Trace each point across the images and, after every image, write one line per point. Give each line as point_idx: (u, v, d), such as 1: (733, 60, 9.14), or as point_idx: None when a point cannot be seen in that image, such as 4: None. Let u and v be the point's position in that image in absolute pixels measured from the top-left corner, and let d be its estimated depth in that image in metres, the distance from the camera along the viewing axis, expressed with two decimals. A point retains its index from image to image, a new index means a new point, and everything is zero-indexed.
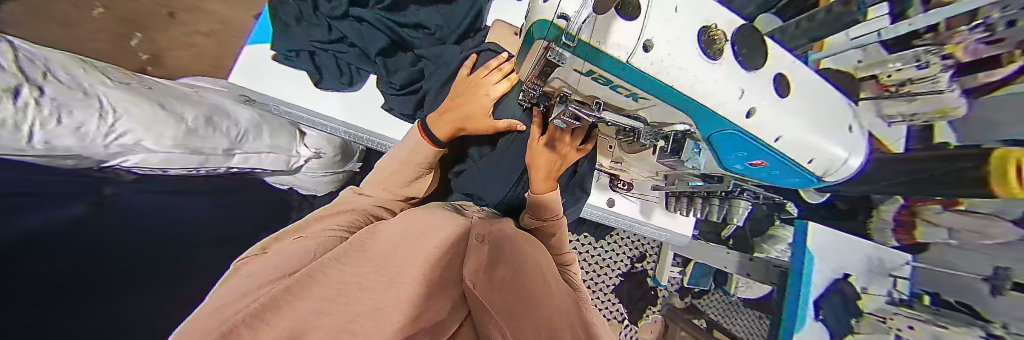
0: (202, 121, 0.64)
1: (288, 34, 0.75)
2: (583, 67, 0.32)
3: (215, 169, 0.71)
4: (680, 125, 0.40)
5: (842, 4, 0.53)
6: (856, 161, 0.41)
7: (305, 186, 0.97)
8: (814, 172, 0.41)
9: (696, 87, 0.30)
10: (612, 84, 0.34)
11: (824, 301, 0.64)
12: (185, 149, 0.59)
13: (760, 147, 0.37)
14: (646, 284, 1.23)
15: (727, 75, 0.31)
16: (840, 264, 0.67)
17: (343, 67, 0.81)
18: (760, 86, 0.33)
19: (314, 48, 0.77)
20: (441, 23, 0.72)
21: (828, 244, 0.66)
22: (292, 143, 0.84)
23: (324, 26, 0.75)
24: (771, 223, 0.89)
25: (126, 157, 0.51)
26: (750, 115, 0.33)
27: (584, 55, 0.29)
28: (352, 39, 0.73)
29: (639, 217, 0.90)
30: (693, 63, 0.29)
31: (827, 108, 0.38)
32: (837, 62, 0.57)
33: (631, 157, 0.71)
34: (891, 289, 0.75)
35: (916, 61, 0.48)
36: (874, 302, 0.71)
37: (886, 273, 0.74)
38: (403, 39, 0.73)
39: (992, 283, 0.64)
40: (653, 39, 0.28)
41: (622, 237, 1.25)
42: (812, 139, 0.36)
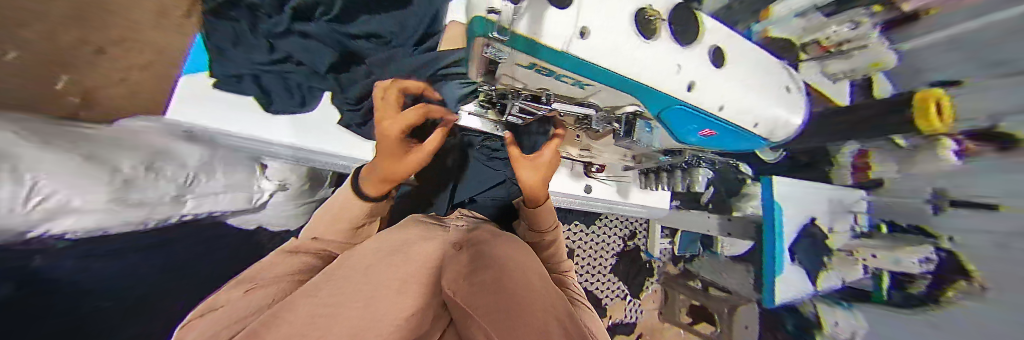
0: (144, 167, 0.49)
1: (223, 58, 0.64)
2: (525, 61, 0.33)
3: (163, 221, 0.55)
4: (630, 107, 0.44)
5: None
6: (797, 119, 0.45)
7: (279, 221, 0.80)
8: (759, 134, 0.45)
9: (637, 68, 0.32)
10: (557, 75, 0.35)
11: (798, 246, 0.70)
12: (126, 203, 0.45)
13: (708, 118, 0.40)
14: (640, 258, 1.29)
15: (666, 51, 0.34)
16: (806, 210, 0.72)
17: (292, 89, 0.73)
18: (694, 61, 0.36)
19: (257, 71, 0.67)
20: (395, 28, 0.61)
21: (791, 193, 0.71)
22: (250, 178, 0.72)
23: (262, 45, 0.63)
24: (743, 183, 1.00)
25: (58, 220, 0.37)
26: (691, 89, 0.36)
27: (523, 49, 0.29)
28: (298, 55, 0.64)
29: (616, 198, 0.92)
30: (631, 47, 0.31)
31: (760, 71, 0.42)
32: (783, 31, 0.75)
33: (599, 143, 0.70)
34: (853, 225, 0.83)
35: (850, 21, 0.67)
36: (840, 240, 0.78)
37: (847, 211, 0.82)
38: (357, 51, 0.65)
39: (934, 203, 0.88)
40: (588, 26, 0.29)
41: (612, 218, 1.27)
42: (746, 104, 0.41)
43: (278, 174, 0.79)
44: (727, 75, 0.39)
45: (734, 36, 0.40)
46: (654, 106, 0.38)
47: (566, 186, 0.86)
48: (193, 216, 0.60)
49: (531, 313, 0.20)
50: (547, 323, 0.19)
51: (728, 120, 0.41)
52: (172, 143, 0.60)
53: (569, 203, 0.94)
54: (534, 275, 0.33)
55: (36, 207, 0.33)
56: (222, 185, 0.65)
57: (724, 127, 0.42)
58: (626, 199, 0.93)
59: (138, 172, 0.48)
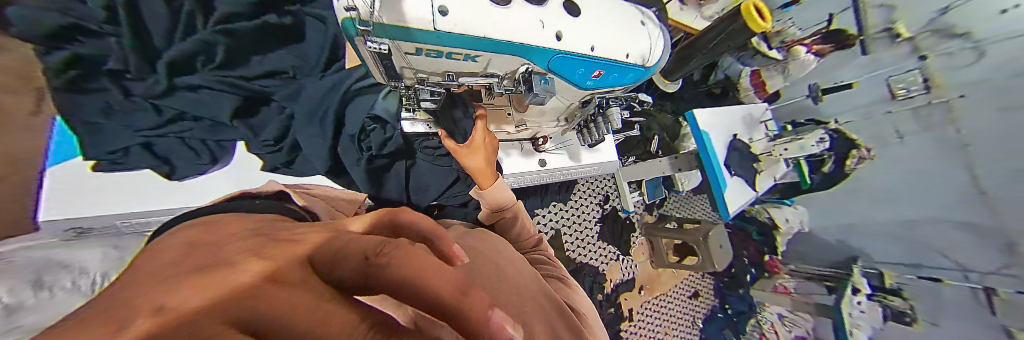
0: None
1: (101, 134, 0.58)
2: (409, 48, 0.37)
3: None
4: (522, 67, 0.44)
5: None
6: (660, 45, 0.51)
7: None
8: (639, 64, 0.50)
9: (500, 30, 0.37)
10: (443, 54, 0.39)
11: (730, 160, 0.82)
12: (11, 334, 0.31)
13: (586, 58, 0.45)
14: (620, 217, 1.37)
15: (521, 12, 0.38)
16: (728, 129, 0.86)
17: (195, 145, 0.67)
18: (554, 12, 0.40)
19: (145, 139, 0.61)
20: (296, 63, 0.65)
21: (710, 118, 0.83)
22: None
23: (145, 110, 0.59)
24: (680, 124, 1.20)
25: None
26: (559, 37, 0.41)
27: (397, 35, 0.35)
28: (192, 111, 0.60)
29: (570, 163, 0.94)
30: (483, 14, 0.36)
31: (617, 10, 0.47)
32: None
33: (533, 115, 0.69)
34: (766, 131, 1.00)
35: None
36: (759, 146, 0.93)
37: (759, 121, 0.99)
38: (257, 92, 0.64)
39: (812, 95, 1.23)
40: (444, 5, 0.34)
41: (585, 189, 1.33)
42: (611, 38, 0.45)
43: None
44: (587, 19, 0.43)
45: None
46: (537, 59, 0.42)
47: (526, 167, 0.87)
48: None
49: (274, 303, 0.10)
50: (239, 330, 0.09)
51: (605, 56, 0.46)
52: (61, 250, 0.47)
53: (530, 184, 0.93)
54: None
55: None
56: None
57: (606, 64, 0.47)
58: (580, 162, 0.96)
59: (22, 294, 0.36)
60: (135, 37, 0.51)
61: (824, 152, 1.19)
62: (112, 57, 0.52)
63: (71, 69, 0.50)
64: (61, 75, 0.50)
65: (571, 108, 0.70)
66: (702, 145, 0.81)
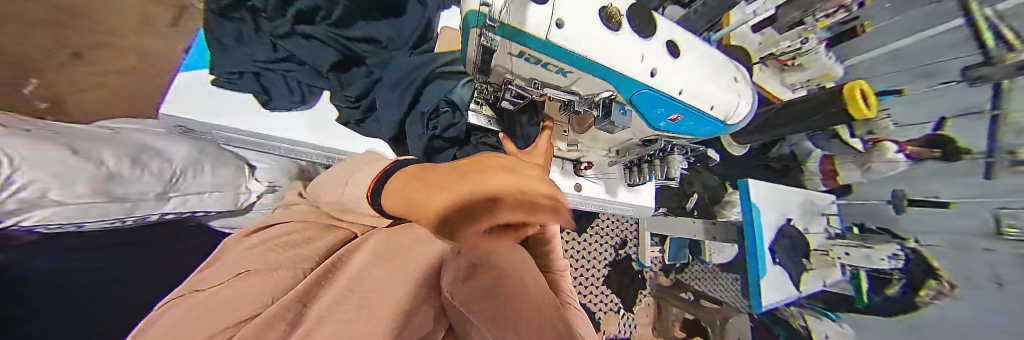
0: (128, 161, 0.43)
1: (226, 52, 0.70)
2: (513, 49, 0.37)
3: (145, 218, 0.48)
4: (605, 93, 0.44)
5: None
6: (745, 106, 0.49)
7: None
8: (718, 118, 0.48)
9: (607, 55, 0.37)
10: (541, 62, 0.39)
11: (777, 246, 0.73)
12: (107, 198, 0.40)
13: (670, 100, 0.43)
14: (632, 268, 1.27)
15: (628, 42, 0.38)
16: (782, 211, 0.77)
17: (292, 85, 0.73)
18: (656, 50, 0.40)
19: (258, 69, 0.71)
20: (390, 35, 0.77)
21: (765, 194, 0.76)
22: (239, 177, 0.62)
23: (268, 45, 0.74)
24: (725, 189, 1.12)
25: (30, 213, 0.33)
26: (654, 74, 0.40)
27: (511, 35, 0.34)
28: (301, 55, 0.73)
29: (606, 197, 0.88)
30: (596, 34, 0.36)
31: (713, 61, 0.46)
32: (741, 41, 0.86)
33: (586, 137, 0.70)
34: (828, 226, 0.88)
35: (800, 37, 0.80)
36: (816, 240, 0.83)
37: (820, 212, 0.88)
38: (353, 51, 0.76)
39: (894, 204, 1.05)
40: (563, 17, 0.34)
41: (603, 226, 1.28)
42: (701, 87, 0.44)
43: (267, 175, 0.68)
44: (685, 63, 0.42)
45: (682, 32, 0.44)
46: (625, 89, 0.42)
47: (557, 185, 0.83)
48: (172, 216, 0.53)
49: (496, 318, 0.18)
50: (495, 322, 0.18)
51: (689, 103, 0.44)
52: (158, 137, 0.55)
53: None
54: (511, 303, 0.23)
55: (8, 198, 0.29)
56: (209, 183, 0.56)
57: (686, 111, 0.45)
58: (615, 198, 0.90)
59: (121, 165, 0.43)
60: None
61: (894, 271, 1.00)
62: None
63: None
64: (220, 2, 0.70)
65: (625, 142, 0.68)
66: (749, 220, 0.74)
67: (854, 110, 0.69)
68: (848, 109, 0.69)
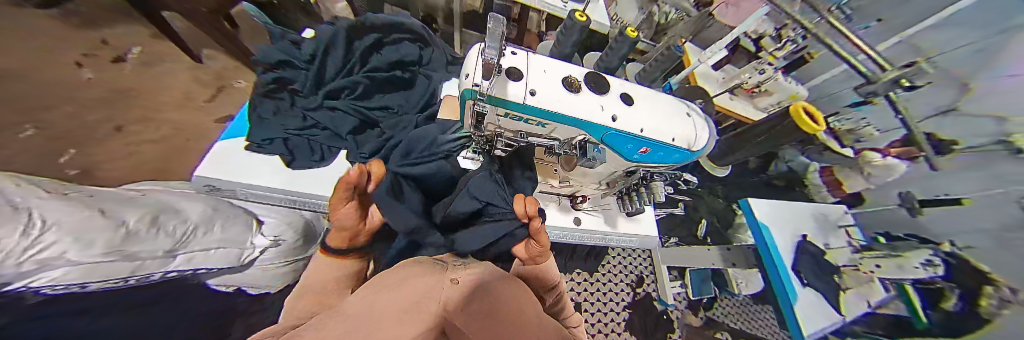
0: (148, 221, 0.46)
1: (264, 124, 0.77)
2: (500, 111, 0.45)
3: (147, 278, 0.48)
4: (579, 137, 0.49)
5: (665, 48, 0.82)
6: (706, 134, 0.52)
7: (255, 283, 0.72)
8: (684, 148, 0.51)
9: (572, 109, 0.44)
10: (523, 119, 0.46)
11: (801, 264, 0.68)
12: (119, 256, 0.41)
13: (634, 137, 0.48)
14: (655, 308, 1.15)
15: (588, 99, 0.46)
16: (794, 227, 0.75)
17: (315, 147, 0.81)
18: (614, 101, 0.47)
19: (288, 135, 0.79)
20: (402, 103, 0.93)
21: (771, 211, 0.75)
22: (247, 232, 0.62)
23: (298, 117, 0.84)
24: (733, 211, 1.09)
25: (41, 274, 0.33)
26: (615, 119, 0.46)
27: (495, 103, 0.42)
28: (325, 123, 0.84)
29: (606, 228, 0.87)
30: (560, 96, 0.44)
31: (665, 103, 0.52)
32: (705, 78, 1.01)
33: (575, 174, 0.73)
34: (849, 239, 0.83)
35: (756, 70, 0.92)
36: (841, 254, 0.77)
37: (836, 225, 0.84)
38: (369, 117, 0.88)
39: (906, 206, 1.01)
40: (534, 88, 0.43)
41: (614, 262, 1.22)
42: (660, 124, 0.49)
43: (273, 229, 0.68)
44: (640, 108, 0.49)
45: (636, 85, 0.53)
46: (594, 133, 0.47)
47: (557, 220, 0.83)
48: (175, 274, 0.52)
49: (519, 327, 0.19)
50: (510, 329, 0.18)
51: (654, 138, 0.48)
52: (179, 199, 0.58)
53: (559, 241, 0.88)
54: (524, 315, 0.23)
55: (24, 257, 0.31)
56: (217, 240, 0.56)
57: (654, 145, 0.49)
58: (616, 229, 0.88)
59: (142, 224, 0.45)
60: (317, 74, 0.87)
61: (937, 281, 0.88)
62: (297, 81, 0.87)
63: (270, 84, 0.84)
64: (266, 87, 0.83)
65: (612, 173, 0.70)
66: (761, 238, 0.72)
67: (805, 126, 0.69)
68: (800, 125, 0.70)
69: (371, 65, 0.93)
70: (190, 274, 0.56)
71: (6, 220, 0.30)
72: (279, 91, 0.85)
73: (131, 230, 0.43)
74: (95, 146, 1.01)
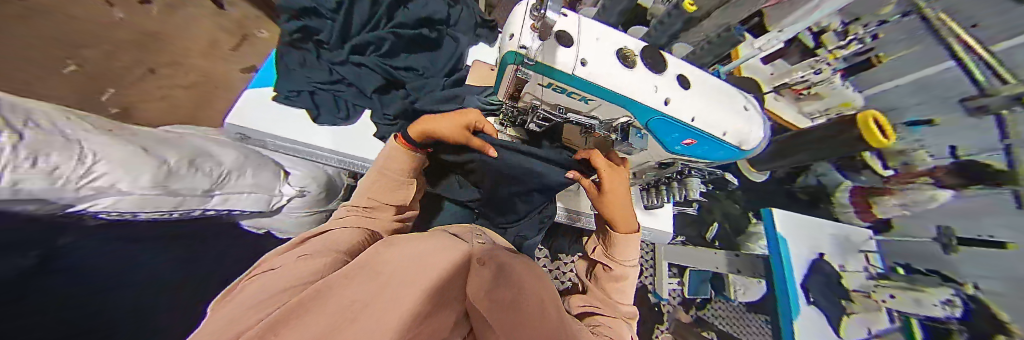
0: (186, 162, 0.49)
1: (289, 75, 0.77)
2: (544, 81, 0.41)
3: (189, 213, 0.54)
4: (623, 120, 0.45)
5: (726, 30, 0.75)
6: (757, 131, 0.49)
7: (283, 230, 0.78)
8: (731, 143, 0.48)
9: (627, 85, 0.40)
10: (568, 92, 0.42)
11: (810, 282, 0.67)
12: (162, 192, 0.44)
13: (683, 127, 0.45)
14: (648, 300, 1.19)
15: (642, 77, 0.42)
16: (812, 245, 0.72)
17: (341, 104, 0.80)
18: (668, 82, 0.44)
19: (314, 88, 0.79)
20: (428, 65, 0.89)
21: (793, 225, 0.72)
22: (276, 180, 0.65)
23: (324, 70, 0.83)
24: (749, 219, 1.08)
25: (97, 200, 0.38)
26: (667, 103, 0.43)
27: (542, 71, 0.39)
28: (351, 79, 0.83)
29: None
30: (611, 71, 0.40)
31: (720, 93, 0.48)
32: (752, 71, 0.90)
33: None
34: (866, 264, 0.80)
35: (813, 68, 0.81)
36: (855, 279, 0.74)
37: (857, 248, 0.81)
38: (394, 77, 0.85)
39: (942, 241, 0.94)
40: (586, 58, 0.39)
41: None
42: (711, 114, 0.46)
43: (299, 180, 0.69)
44: (693, 94, 0.45)
45: (691, 67, 0.48)
46: (641, 115, 0.44)
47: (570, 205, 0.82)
48: (213, 212, 0.57)
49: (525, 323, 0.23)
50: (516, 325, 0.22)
51: (704, 129, 0.45)
52: (213, 144, 0.62)
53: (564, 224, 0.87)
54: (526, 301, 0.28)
55: (81, 184, 0.35)
56: (250, 185, 0.60)
57: (702, 136, 0.46)
58: (630, 221, 0.86)
59: (180, 164, 0.48)
60: (342, 29, 0.87)
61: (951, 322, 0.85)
62: (324, 32, 0.86)
63: (295, 33, 0.83)
64: (292, 36, 0.82)
65: (639, 164, 0.67)
66: (776, 252, 0.69)
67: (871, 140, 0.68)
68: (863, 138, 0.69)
69: (398, 21, 0.90)
70: (225, 214, 0.61)
71: (61, 148, 0.33)
72: (303, 43, 0.85)
73: (172, 169, 0.46)
74: (132, 87, 1.07)
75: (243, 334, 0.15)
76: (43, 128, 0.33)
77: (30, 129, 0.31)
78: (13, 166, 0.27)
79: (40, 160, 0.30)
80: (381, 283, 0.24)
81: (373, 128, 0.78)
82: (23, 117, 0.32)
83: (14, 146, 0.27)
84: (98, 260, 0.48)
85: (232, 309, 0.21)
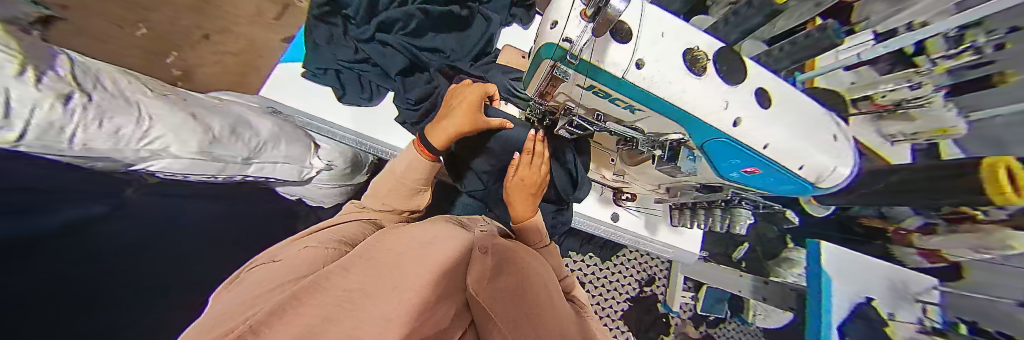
0: (228, 130, 0.53)
1: (317, 52, 0.81)
2: (584, 82, 0.36)
3: (231, 178, 0.60)
4: (676, 135, 0.42)
5: (819, 30, 0.65)
6: (848, 167, 0.40)
7: (315, 199, 0.89)
8: (807, 179, 0.40)
9: (686, 99, 0.35)
10: (611, 97, 0.38)
11: (849, 326, 0.60)
12: (206, 157, 0.49)
13: (754, 155, 0.38)
14: (656, 310, 1.21)
15: (711, 87, 0.36)
16: (861, 287, 0.63)
17: (365, 84, 0.86)
18: (744, 98, 0.37)
19: (340, 67, 0.83)
20: (455, 47, 0.86)
21: (843, 265, 0.63)
22: (306, 153, 0.70)
23: (351, 48, 0.84)
24: (783, 243, 0.94)
25: (153, 161, 0.42)
26: (737, 124, 0.37)
27: (585, 71, 0.34)
28: (375, 59, 0.83)
29: (644, 232, 0.90)
30: (673, 76, 0.34)
31: (809, 119, 0.40)
32: (832, 82, 0.74)
33: (633, 170, 0.74)
34: (921, 316, 0.68)
35: (906, 81, 0.66)
36: (903, 330, 0.65)
37: (913, 297, 0.69)
38: (420, 60, 0.84)
39: None
40: (643, 58, 0.34)
41: (629, 257, 1.26)
42: (793, 143, 0.38)
43: (328, 155, 0.78)
44: (770, 115, 0.38)
45: (779, 80, 0.40)
46: (695, 136, 0.39)
47: (597, 211, 0.89)
48: (252, 177, 0.63)
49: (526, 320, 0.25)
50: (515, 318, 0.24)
51: (776, 159, 0.39)
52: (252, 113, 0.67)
53: (589, 226, 0.95)
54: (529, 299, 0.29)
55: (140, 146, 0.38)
56: (282, 156, 0.65)
57: (768, 167, 0.40)
58: (654, 237, 0.91)
59: (222, 132, 0.52)
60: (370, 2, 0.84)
61: None
62: (352, 7, 0.84)
63: (324, 6, 0.82)
64: (320, 9, 0.82)
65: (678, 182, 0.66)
66: (815, 289, 0.63)
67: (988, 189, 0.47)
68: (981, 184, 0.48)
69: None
70: (262, 180, 0.68)
71: (123, 111, 0.35)
72: (333, 17, 0.85)
73: (215, 136, 0.50)
74: (195, 53, 1.12)
75: (234, 331, 0.16)
76: (110, 89, 0.35)
77: (100, 91, 0.33)
78: (83, 128, 0.29)
79: (105, 122, 0.32)
80: (385, 273, 0.26)
81: (393, 111, 0.88)
82: (93, 77, 0.34)
83: (84, 107, 0.29)
84: (165, 209, 0.55)
85: (235, 297, 0.23)
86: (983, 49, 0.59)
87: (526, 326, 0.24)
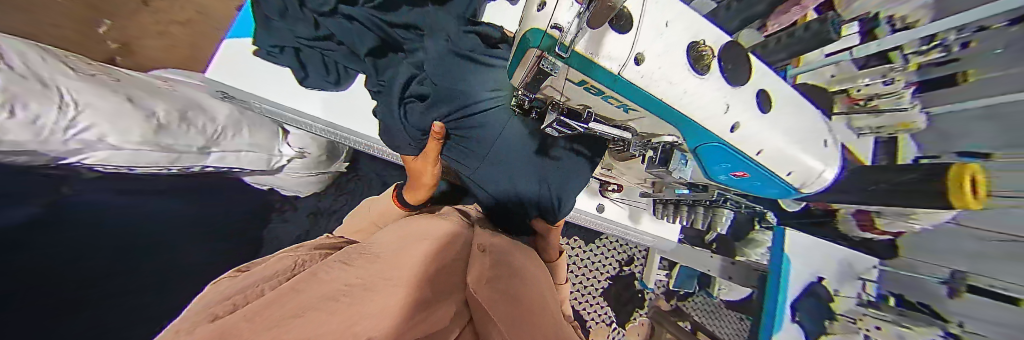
0: (175, 116, 0.55)
1: (271, 28, 0.76)
2: (575, 76, 0.33)
3: (188, 168, 0.62)
4: (668, 137, 0.42)
5: (818, 21, 0.54)
6: (832, 173, 0.42)
7: (287, 187, 0.92)
8: (793, 184, 0.43)
9: (685, 101, 0.33)
10: (603, 94, 0.35)
11: (801, 305, 0.67)
12: (154, 146, 0.50)
13: (744, 159, 0.39)
14: (634, 286, 1.32)
15: (717, 88, 0.34)
16: (814, 268, 0.70)
17: (330, 65, 0.82)
18: (743, 103, 0.36)
19: (299, 45, 0.77)
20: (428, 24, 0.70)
21: (805, 247, 0.69)
22: (274, 141, 0.76)
23: (309, 21, 0.74)
24: (753, 227, 0.96)
25: (90, 153, 0.44)
26: (735, 129, 0.36)
27: (577, 66, 0.30)
28: (338, 35, 0.75)
29: (627, 222, 0.96)
30: (678, 75, 0.32)
31: (806, 122, 0.41)
32: (813, 77, 0.69)
33: (620, 164, 0.75)
34: (859, 291, 0.76)
35: (884, 76, 0.62)
36: (845, 304, 0.73)
37: (856, 275, 0.76)
38: (390, 36, 0.75)
39: (949, 285, 0.66)
40: (643, 52, 0.30)
41: (611, 241, 1.35)
42: (789, 150, 0.39)
43: (298, 142, 0.82)
44: (771, 118, 0.38)
45: (782, 82, 0.40)
46: (694, 138, 0.38)
47: (583, 203, 0.93)
48: (212, 168, 0.66)
49: (529, 313, 0.26)
50: (514, 311, 0.24)
51: (765, 165, 0.39)
52: (203, 97, 0.68)
53: (578, 219, 1.01)
54: (530, 296, 0.31)
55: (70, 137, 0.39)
56: (246, 144, 0.69)
57: (759, 172, 0.41)
58: (637, 226, 0.97)
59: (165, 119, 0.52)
60: None
61: None
62: None
63: None
64: None
65: (665, 179, 0.67)
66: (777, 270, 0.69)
67: (955, 200, 0.34)
68: (944, 196, 0.34)
69: None
70: (227, 170, 0.71)
71: (40, 97, 0.35)
72: None
73: (160, 123, 0.51)
74: (129, 21, 1.19)
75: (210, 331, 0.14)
76: (17, 69, 0.34)
77: (7, 73, 0.32)
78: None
79: (21, 110, 0.32)
80: (365, 279, 0.25)
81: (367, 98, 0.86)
82: None
83: None
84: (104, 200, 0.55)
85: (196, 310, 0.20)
86: (950, 47, 0.55)
87: (527, 317, 0.25)
